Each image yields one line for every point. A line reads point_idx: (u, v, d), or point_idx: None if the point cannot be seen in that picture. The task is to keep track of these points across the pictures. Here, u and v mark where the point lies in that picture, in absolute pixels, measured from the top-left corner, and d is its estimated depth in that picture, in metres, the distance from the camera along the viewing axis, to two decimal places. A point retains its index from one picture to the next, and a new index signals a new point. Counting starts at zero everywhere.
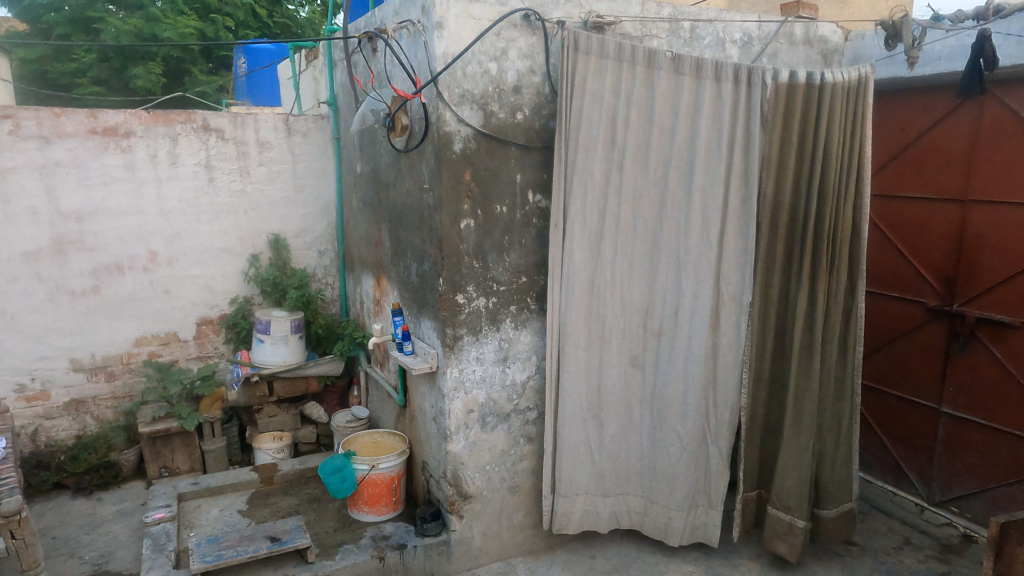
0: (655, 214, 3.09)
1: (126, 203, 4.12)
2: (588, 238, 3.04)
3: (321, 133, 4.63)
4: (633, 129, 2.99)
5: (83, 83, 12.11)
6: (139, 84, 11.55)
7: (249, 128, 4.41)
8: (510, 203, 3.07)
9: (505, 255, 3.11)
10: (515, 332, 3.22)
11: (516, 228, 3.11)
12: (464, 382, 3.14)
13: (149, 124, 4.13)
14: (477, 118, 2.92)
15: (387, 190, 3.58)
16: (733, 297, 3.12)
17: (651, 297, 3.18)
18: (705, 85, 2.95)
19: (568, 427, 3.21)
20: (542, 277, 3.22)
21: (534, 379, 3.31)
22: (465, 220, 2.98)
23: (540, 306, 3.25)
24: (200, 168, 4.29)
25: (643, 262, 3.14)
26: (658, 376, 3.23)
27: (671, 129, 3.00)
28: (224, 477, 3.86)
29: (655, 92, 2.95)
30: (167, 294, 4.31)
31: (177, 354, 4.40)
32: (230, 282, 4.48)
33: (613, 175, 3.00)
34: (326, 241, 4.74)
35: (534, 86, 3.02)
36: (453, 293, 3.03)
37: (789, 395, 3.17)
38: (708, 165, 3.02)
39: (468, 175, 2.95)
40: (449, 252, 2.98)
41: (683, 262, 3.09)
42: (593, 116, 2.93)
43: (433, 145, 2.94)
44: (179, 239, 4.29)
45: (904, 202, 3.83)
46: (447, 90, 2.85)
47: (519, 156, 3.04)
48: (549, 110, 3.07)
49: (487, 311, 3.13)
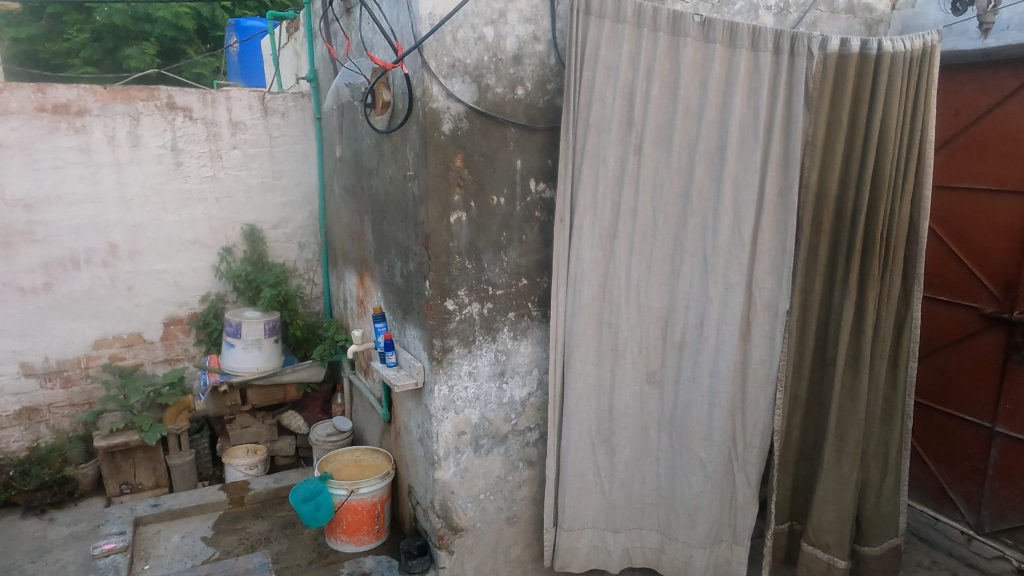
0: (679, 209, 2.64)
1: (81, 190, 3.69)
2: (599, 235, 2.59)
3: (302, 113, 4.18)
4: (655, 108, 2.53)
5: (76, 64, 11.68)
6: (132, 65, 11.13)
7: (220, 107, 3.96)
8: (509, 193, 2.63)
9: (503, 254, 2.67)
10: (514, 343, 2.79)
11: (515, 223, 2.67)
12: (454, 401, 2.72)
13: (106, 101, 3.67)
14: (469, 93, 2.48)
15: (370, 177, 3.15)
16: (767, 304, 2.70)
17: (672, 304, 2.74)
18: (740, 55, 2.49)
19: (573, 452, 2.78)
20: (545, 279, 2.79)
21: (535, 396, 2.89)
22: (456, 214, 2.55)
23: (543, 312, 2.83)
24: (165, 151, 3.85)
25: (663, 264, 2.70)
26: (679, 394, 2.80)
27: (699, 107, 2.54)
28: (188, 497, 3.46)
29: (680, 64, 2.49)
30: (130, 291, 3.89)
31: (142, 356, 4.00)
32: (201, 278, 4.06)
33: (630, 162, 2.55)
34: (307, 232, 4.31)
35: (537, 56, 2.56)
36: (441, 298, 2.60)
37: (831, 418, 2.75)
38: (742, 150, 2.57)
39: (459, 161, 2.51)
40: (437, 251, 2.55)
41: (709, 264, 2.65)
42: (607, 92, 2.46)
43: (418, 125, 2.50)
44: (143, 230, 3.86)
45: (957, 193, 3.38)
46: (435, 58, 2.40)
47: (520, 138, 2.60)
48: (555, 85, 2.62)
49: (481, 319, 2.70)
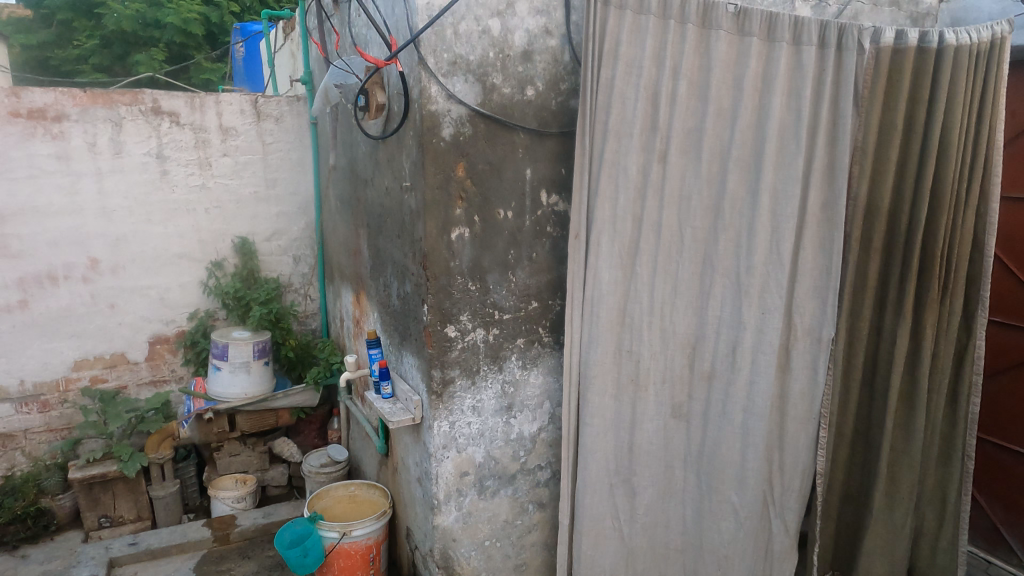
0: (709, 223, 2.34)
1: (59, 201, 3.43)
2: (619, 254, 2.30)
3: (297, 118, 3.92)
4: (682, 109, 2.23)
5: (87, 70, 11.59)
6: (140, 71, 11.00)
7: (209, 111, 3.70)
8: (517, 206, 2.34)
9: (510, 275, 2.38)
10: (523, 373, 2.50)
11: (524, 239, 2.38)
12: (456, 438, 2.43)
13: (86, 105, 3.42)
14: (473, 94, 2.19)
15: (365, 188, 2.87)
16: (809, 330, 2.40)
17: (701, 330, 2.43)
18: (781, 50, 2.20)
19: (589, 496, 2.46)
20: (557, 301, 2.50)
21: (546, 431, 2.60)
22: (458, 230, 2.26)
23: (556, 339, 2.53)
24: (149, 159, 3.60)
25: (691, 285, 2.39)
26: (709, 430, 2.49)
27: (733, 109, 2.25)
28: (170, 534, 3.19)
29: (712, 60, 2.20)
30: (112, 308, 3.64)
31: (126, 378, 3.74)
32: (189, 294, 3.80)
33: (654, 171, 2.25)
34: (303, 245, 4.04)
35: (549, 52, 2.28)
36: (441, 324, 2.31)
37: (882, 458, 2.44)
38: (781, 158, 2.28)
39: (461, 170, 2.23)
40: (436, 271, 2.26)
41: (744, 286, 2.34)
42: (628, 92, 2.17)
43: (415, 130, 2.22)
44: (125, 244, 3.60)
45: (1013, 204, 3.05)
46: (434, 55, 2.12)
47: (529, 144, 2.31)
48: (570, 85, 2.33)
49: (486, 347, 2.41)
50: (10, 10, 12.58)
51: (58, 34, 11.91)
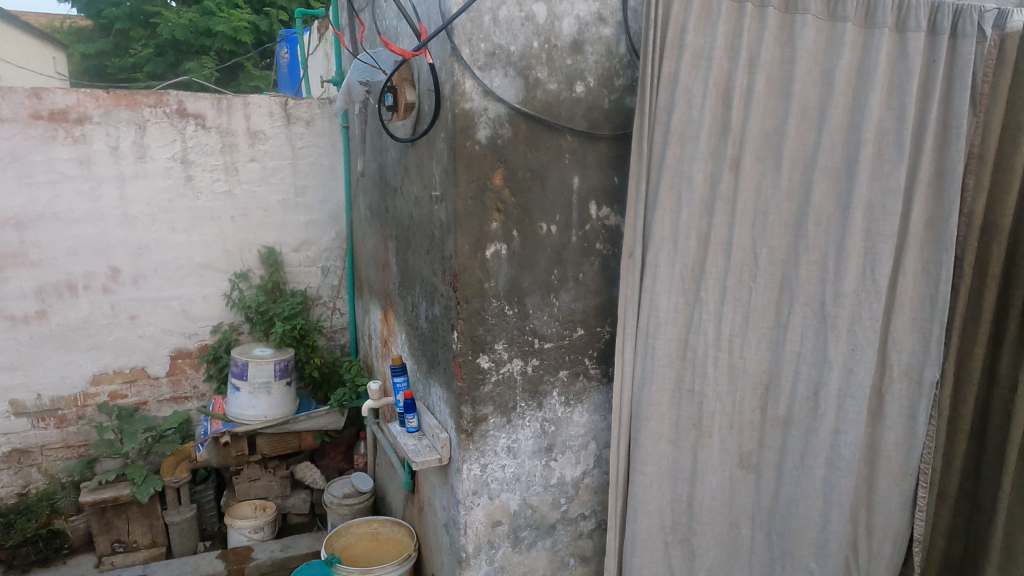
0: (789, 244, 2.02)
1: (80, 207, 3.27)
2: (681, 278, 2.01)
3: (329, 121, 3.70)
4: (759, 109, 1.92)
5: (141, 77, 11.78)
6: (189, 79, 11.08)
7: (236, 114, 3.50)
8: (562, 220, 2.03)
9: (554, 298, 2.08)
10: (565, 411, 2.19)
11: (570, 257, 2.08)
12: (488, 483, 2.13)
13: (109, 107, 3.26)
14: (514, 90, 1.90)
15: (394, 196, 2.61)
16: (907, 371, 2.05)
17: (775, 366, 2.11)
18: (882, 38, 1.84)
19: (641, 555, 2.15)
20: (606, 328, 2.18)
21: (591, 476, 2.27)
22: (493, 246, 1.97)
23: (604, 371, 2.22)
24: (174, 164, 3.41)
25: (765, 315, 2.07)
26: (783, 482, 2.17)
27: (820, 109, 1.91)
28: (182, 566, 2.95)
29: (797, 51, 1.87)
30: (133, 320, 3.46)
31: (146, 394, 3.57)
32: (212, 306, 3.61)
33: (724, 181, 1.95)
34: (332, 255, 3.82)
35: (603, 42, 1.97)
36: (472, 354, 2.02)
37: (994, 524, 2.06)
38: (878, 167, 1.93)
39: (498, 178, 1.93)
40: (468, 294, 1.97)
41: (829, 317, 2.02)
42: (695, 88, 1.89)
43: (446, 132, 1.93)
44: (147, 253, 3.43)
45: None
46: (469, 44, 1.84)
47: (578, 149, 2.01)
48: (626, 81, 2.02)
49: (523, 381, 2.11)
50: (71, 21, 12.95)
51: (114, 43, 12.17)
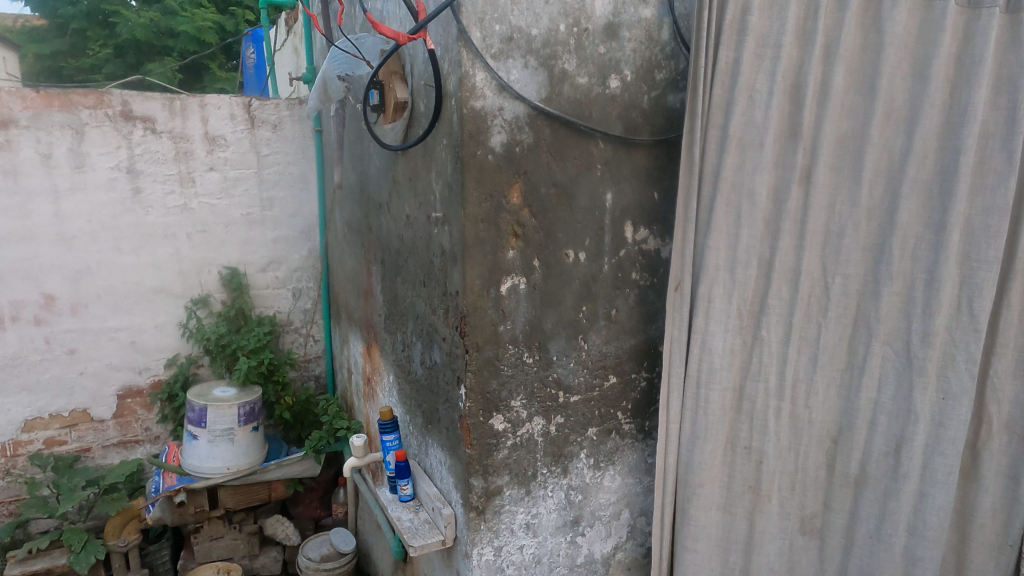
0: (867, 271, 1.64)
1: (6, 226, 2.79)
2: (740, 316, 1.65)
3: (299, 124, 3.27)
4: (836, 109, 1.56)
5: (99, 79, 11.15)
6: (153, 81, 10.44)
7: (191, 117, 3.05)
8: (592, 246, 1.65)
9: (582, 341, 1.70)
10: (594, 476, 1.80)
11: (602, 291, 1.69)
12: (502, 569, 1.73)
13: (39, 109, 2.78)
14: (535, 85, 1.51)
15: (379, 213, 2.20)
16: (1008, 423, 1.73)
17: (845, 417, 1.72)
18: (990, 21, 1.50)
19: None
20: (643, 374, 1.80)
21: (624, 550, 1.90)
22: (510, 280, 1.58)
23: (639, 426, 1.84)
24: (118, 174, 2.95)
25: (835, 356, 1.69)
26: (852, 556, 1.80)
27: (911, 109, 1.55)
28: None
29: (885, 37, 1.51)
30: (72, 356, 2.99)
31: (89, 439, 3.10)
32: (166, 337, 3.15)
33: (794, 198, 1.59)
34: (305, 276, 3.38)
35: (642, 27, 1.59)
36: (484, 415, 1.62)
37: None
38: (979, 180, 1.59)
39: (516, 196, 1.54)
40: (479, 340, 1.58)
41: (916, 360, 1.64)
42: (761, 82, 1.52)
43: (450, 137, 1.53)
44: (88, 277, 2.96)
45: None
46: (481, 26, 1.44)
47: (612, 158, 1.62)
48: (668, 75, 1.65)
49: (545, 443, 1.71)
50: (26, 22, 12.34)
51: (71, 43, 11.51)
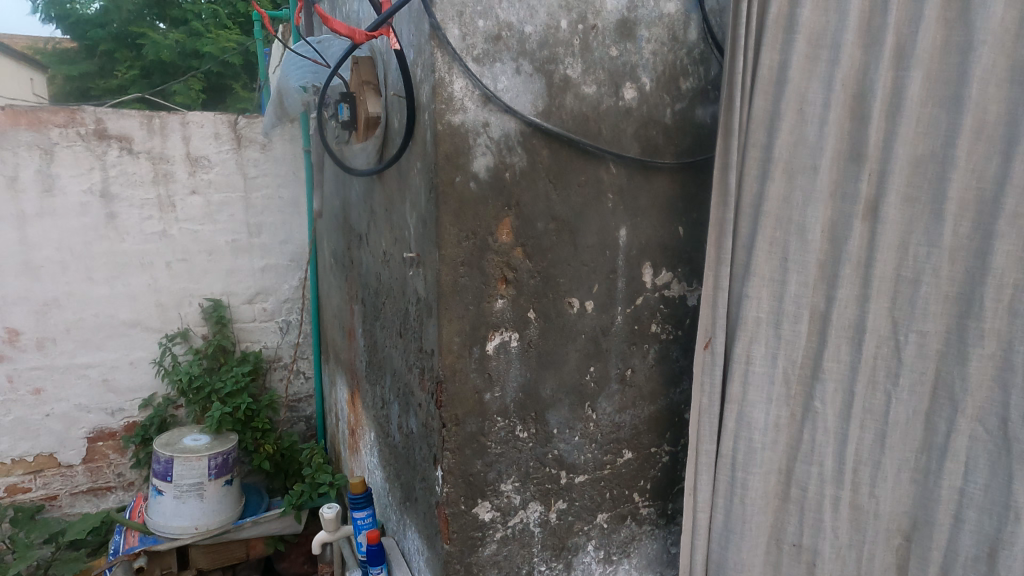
0: (949, 327, 1.30)
1: None
2: (788, 382, 1.32)
3: (290, 144, 3.02)
4: (911, 125, 1.23)
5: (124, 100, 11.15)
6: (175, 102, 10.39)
7: (172, 136, 2.81)
8: (602, 293, 1.34)
9: (590, 409, 1.38)
10: (604, 572, 1.47)
11: (614, 346, 1.37)
12: None
13: (5, 127, 2.55)
14: (529, 95, 1.21)
15: (359, 245, 1.92)
16: None
17: (921, 508, 1.38)
18: None
19: None
20: (665, 448, 1.48)
21: None
22: (497, 336, 1.27)
23: (660, 510, 1.51)
24: (91, 198, 2.71)
25: (909, 433, 1.35)
26: None
27: (1010, 123, 1.21)
28: None
29: (975, 33, 1.18)
30: (38, 395, 2.74)
31: (55, 486, 2.84)
32: (142, 375, 2.89)
33: (856, 235, 1.26)
34: (295, 308, 3.11)
35: (664, 24, 1.29)
36: (466, 503, 1.31)
37: None
38: None
39: (506, 232, 1.24)
40: (459, 412, 1.27)
41: (1016, 442, 1.28)
42: (815, 91, 1.21)
43: (424, 159, 1.24)
44: (56, 310, 2.70)
45: None
46: (460, 22, 1.15)
47: (626, 185, 1.31)
48: (696, 83, 1.34)
49: (544, 535, 1.39)
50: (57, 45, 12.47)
51: (98, 65, 11.55)
